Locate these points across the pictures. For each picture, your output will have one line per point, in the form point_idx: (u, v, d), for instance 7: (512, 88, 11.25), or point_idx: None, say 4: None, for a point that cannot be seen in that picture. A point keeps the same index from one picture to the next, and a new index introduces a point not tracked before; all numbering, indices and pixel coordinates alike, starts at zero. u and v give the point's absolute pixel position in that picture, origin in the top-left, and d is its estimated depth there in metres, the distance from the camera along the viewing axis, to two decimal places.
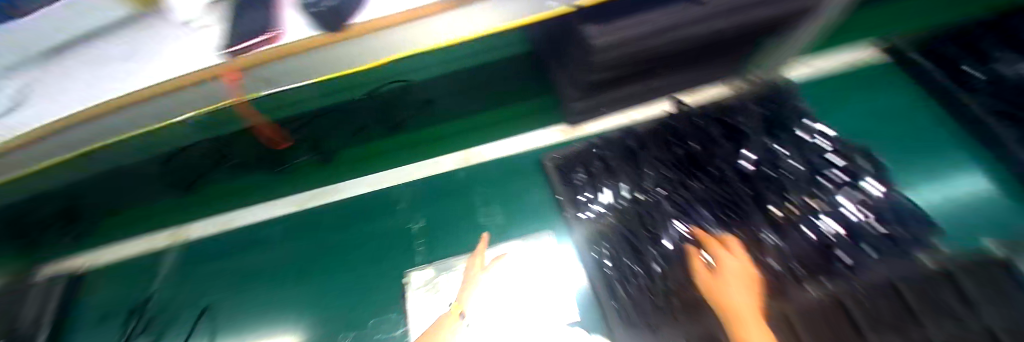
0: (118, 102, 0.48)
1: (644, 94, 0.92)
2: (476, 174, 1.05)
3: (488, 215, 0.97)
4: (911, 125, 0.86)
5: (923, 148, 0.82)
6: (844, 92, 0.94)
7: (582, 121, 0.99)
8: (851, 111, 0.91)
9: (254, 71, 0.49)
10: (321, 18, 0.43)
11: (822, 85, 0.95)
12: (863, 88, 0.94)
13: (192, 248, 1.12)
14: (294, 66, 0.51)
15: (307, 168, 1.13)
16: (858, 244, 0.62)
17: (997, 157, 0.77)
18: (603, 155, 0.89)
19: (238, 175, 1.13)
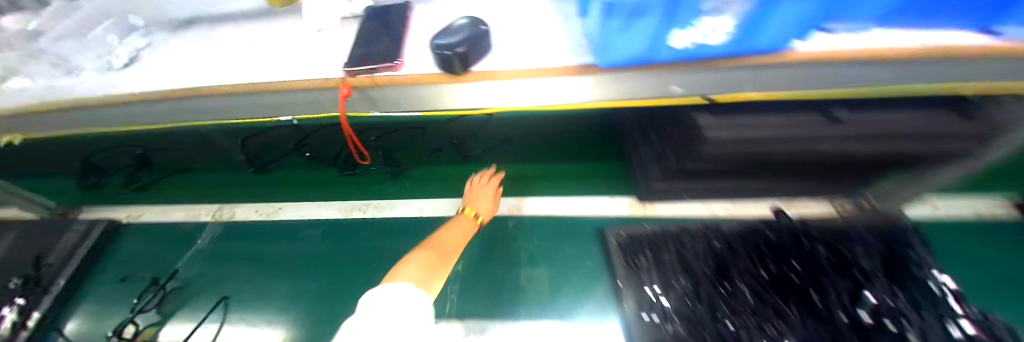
0: (278, 87, 0.58)
1: (729, 191, 0.87)
2: (526, 227, 0.98)
3: (535, 278, 0.88)
4: None
5: None
6: (973, 249, 0.83)
7: (655, 200, 0.92)
8: (973, 273, 0.80)
9: (378, 88, 0.61)
10: (449, 60, 0.55)
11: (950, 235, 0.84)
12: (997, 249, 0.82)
13: (229, 228, 1.11)
14: (421, 97, 0.65)
15: (366, 178, 1.13)
16: None
17: None
18: (681, 249, 0.81)
19: (308, 166, 1.18)
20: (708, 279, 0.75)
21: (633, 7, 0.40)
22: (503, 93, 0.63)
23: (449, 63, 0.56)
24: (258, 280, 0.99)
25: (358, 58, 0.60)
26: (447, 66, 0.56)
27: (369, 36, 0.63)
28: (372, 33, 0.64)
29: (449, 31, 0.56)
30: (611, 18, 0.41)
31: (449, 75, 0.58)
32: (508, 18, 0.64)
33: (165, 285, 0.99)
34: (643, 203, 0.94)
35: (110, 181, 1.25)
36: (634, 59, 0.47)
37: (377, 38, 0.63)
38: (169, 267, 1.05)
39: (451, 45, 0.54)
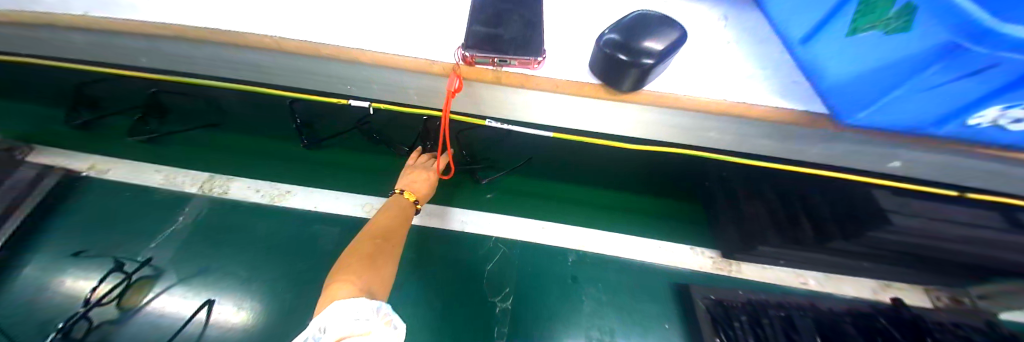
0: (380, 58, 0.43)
1: (832, 265, 0.78)
2: (590, 266, 0.84)
3: (602, 328, 0.76)
4: None
5: None
6: None
7: (744, 260, 0.82)
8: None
9: (501, 87, 0.47)
10: (615, 71, 0.40)
11: None
12: None
13: (219, 208, 0.89)
14: (547, 107, 0.50)
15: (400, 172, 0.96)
16: None
17: None
18: (785, 324, 0.69)
19: (363, 148, 0.99)
20: None
21: (981, 67, 0.30)
22: (643, 118, 0.49)
23: (612, 77, 0.41)
24: (263, 280, 0.81)
25: (488, 41, 0.43)
26: (610, 77, 0.41)
27: (497, 12, 0.46)
28: (501, 7, 0.47)
29: (629, 27, 0.40)
30: (942, 72, 0.32)
31: (608, 88, 0.44)
32: None
33: (131, 274, 0.78)
34: (728, 259, 0.83)
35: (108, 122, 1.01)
36: (889, 122, 0.39)
37: (506, 16, 0.46)
38: (140, 249, 0.83)
39: (629, 50, 0.39)
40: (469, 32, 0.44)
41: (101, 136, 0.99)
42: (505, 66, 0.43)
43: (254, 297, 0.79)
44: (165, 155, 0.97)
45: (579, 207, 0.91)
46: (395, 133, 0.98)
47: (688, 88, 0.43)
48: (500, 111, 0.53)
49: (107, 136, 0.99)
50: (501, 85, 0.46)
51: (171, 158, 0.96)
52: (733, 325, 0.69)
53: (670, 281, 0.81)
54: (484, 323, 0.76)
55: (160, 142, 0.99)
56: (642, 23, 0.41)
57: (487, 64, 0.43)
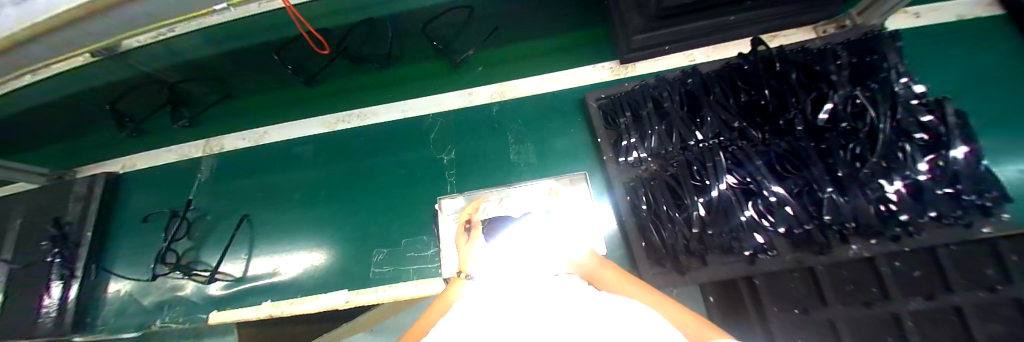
0: None
1: (711, 33, 0.83)
2: (509, 110, 0.98)
3: (525, 151, 0.93)
4: (1000, 90, 0.81)
5: (1010, 115, 0.78)
6: (940, 53, 0.86)
7: (635, 59, 0.91)
8: (943, 71, 0.84)
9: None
10: None
11: (921, 45, 0.86)
12: (966, 47, 0.85)
13: (224, 158, 1.12)
14: None
15: (352, 86, 1.08)
16: (893, 175, 0.64)
17: None
18: (656, 98, 0.82)
19: (359, 70, 1.06)
20: (680, 119, 0.78)
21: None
22: None
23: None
24: (272, 200, 1.03)
25: None
26: None
27: None
28: None
29: None
30: None
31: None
32: None
33: (186, 216, 1.05)
34: (625, 64, 0.93)
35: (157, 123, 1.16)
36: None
37: None
38: (182, 201, 1.09)
39: None
40: None
41: (156, 129, 1.18)
42: None
43: (265, 212, 1.02)
44: (201, 130, 1.15)
45: (514, 60, 1.02)
46: (372, 45, 1.00)
47: None
48: None
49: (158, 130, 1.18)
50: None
51: (213, 132, 1.15)
52: (619, 120, 0.84)
53: (579, 97, 0.95)
54: (436, 173, 0.96)
55: (199, 122, 1.15)
56: None
57: None
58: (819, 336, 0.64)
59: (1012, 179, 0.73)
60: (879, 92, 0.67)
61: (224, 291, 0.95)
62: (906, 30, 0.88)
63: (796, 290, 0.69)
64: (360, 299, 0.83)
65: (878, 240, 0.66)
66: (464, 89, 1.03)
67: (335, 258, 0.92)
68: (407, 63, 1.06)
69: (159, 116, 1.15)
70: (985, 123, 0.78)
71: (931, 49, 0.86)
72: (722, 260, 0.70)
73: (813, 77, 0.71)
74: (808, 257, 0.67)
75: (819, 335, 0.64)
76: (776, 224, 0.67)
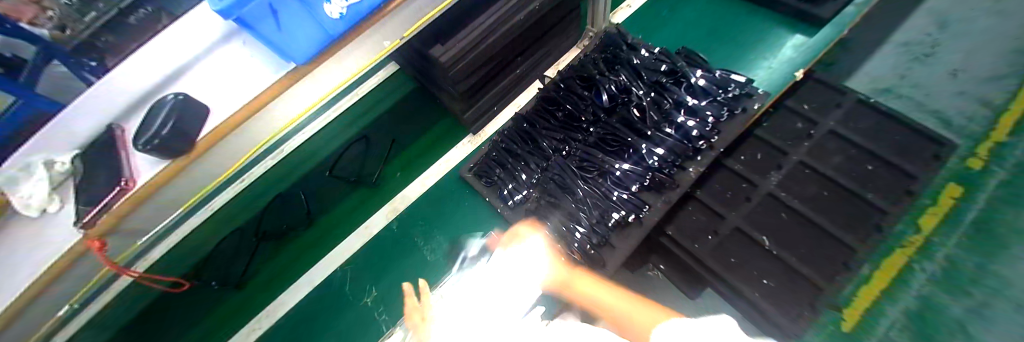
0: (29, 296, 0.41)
1: (515, 84, 1.04)
2: (408, 219, 1.04)
3: (436, 246, 0.99)
4: (702, 25, 1.15)
5: (715, 39, 1.13)
6: (656, 17, 1.18)
7: (481, 126, 1.07)
8: (666, 34, 1.16)
9: (127, 220, 0.42)
10: (169, 146, 0.37)
11: (642, 18, 1.18)
12: (668, 8, 1.19)
13: None
14: (182, 188, 0.44)
15: (259, 281, 1.02)
16: (673, 114, 0.83)
17: (746, 31, 1.13)
18: (506, 147, 0.96)
19: (281, 247, 1.05)
20: (528, 152, 0.93)
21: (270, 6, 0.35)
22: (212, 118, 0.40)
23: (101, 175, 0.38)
24: None
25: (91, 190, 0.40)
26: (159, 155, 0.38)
27: None
28: None
29: (147, 118, 0.38)
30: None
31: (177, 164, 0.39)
32: (195, 37, 0.41)
33: None
34: (477, 133, 1.08)
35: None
36: (330, 39, 0.41)
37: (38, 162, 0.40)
38: None
39: (154, 129, 0.36)
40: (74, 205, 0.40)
41: None
42: (109, 202, 0.39)
43: None
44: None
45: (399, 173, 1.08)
46: (289, 215, 1.07)
47: (228, 104, 0.40)
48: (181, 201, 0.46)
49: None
50: (124, 224, 0.43)
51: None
52: (492, 175, 0.97)
53: (456, 175, 1.06)
54: (368, 317, 0.96)
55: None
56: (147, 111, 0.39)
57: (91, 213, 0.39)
58: (743, 258, 0.83)
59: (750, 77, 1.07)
60: (622, 67, 0.89)
61: None
62: (623, 23, 1.20)
63: (710, 241, 0.86)
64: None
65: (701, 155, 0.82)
66: (362, 225, 1.05)
67: None
68: (328, 213, 1.07)
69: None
70: (711, 52, 1.12)
71: (649, 18, 1.18)
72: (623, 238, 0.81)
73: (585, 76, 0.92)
74: (699, 220, 0.89)
75: (733, 253, 0.84)
76: (631, 187, 0.82)
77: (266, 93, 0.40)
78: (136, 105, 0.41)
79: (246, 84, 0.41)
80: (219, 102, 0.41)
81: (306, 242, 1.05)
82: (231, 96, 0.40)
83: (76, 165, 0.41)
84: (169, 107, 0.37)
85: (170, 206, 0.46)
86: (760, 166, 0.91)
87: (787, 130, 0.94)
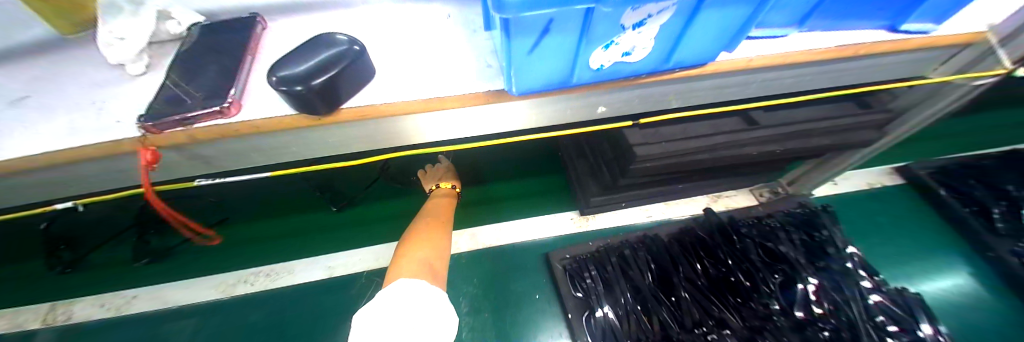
0: (93, 150, 0.39)
1: (665, 193, 0.85)
2: (465, 268, 0.85)
3: (481, 321, 0.77)
4: (927, 253, 0.88)
5: (946, 282, 0.84)
6: (864, 212, 0.94)
7: (595, 212, 0.89)
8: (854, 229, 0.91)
9: (233, 139, 0.43)
10: (310, 98, 0.38)
11: (846, 206, 0.95)
12: (880, 209, 0.95)
13: (59, 339, 0.78)
14: (336, 138, 0.47)
15: (302, 229, 0.91)
16: None
17: (998, 296, 0.82)
18: (622, 261, 0.76)
19: (387, 198, 0.96)
20: (652, 290, 0.71)
21: (545, 23, 0.32)
22: (432, 124, 0.47)
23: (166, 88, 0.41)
24: None
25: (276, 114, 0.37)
26: (303, 106, 0.39)
27: (194, 67, 0.45)
28: (202, 61, 0.45)
29: (303, 58, 0.40)
30: (554, 34, 0.33)
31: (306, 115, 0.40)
32: (419, 31, 0.51)
33: None
34: (584, 215, 0.90)
35: (100, 255, 0.88)
36: (557, 85, 0.42)
37: (205, 66, 0.44)
38: None
39: (307, 77, 0.37)
40: (201, 90, 0.41)
41: None
42: (193, 120, 0.39)
43: None
44: (96, 285, 0.85)
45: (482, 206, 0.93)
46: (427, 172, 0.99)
47: (401, 94, 0.43)
48: (309, 150, 0.49)
49: (103, 270, 0.86)
50: (225, 140, 0.43)
51: (96, 290, 0.84)
52: (584, 280, 0.75)
53: (542, 252, 0.86)
54: None
55: (84, 266, 0.87)
56: (310, 53, 0.40)
57: (215, 116, 0.39)
58: None
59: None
60: (828, 270, 0.69)
61: None
62: (824, 198, 0.96)
63: None
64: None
65: None
66: None
67: None
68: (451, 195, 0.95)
69: (114, 244, 0.90)
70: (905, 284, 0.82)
71: (856, 211, 0.94)
72: None
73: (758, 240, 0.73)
74: None
75: None
76: None
77: (456, 99, 0.43)
78: (297, 10, 0.55)
79: (452, 78, 0.44)
80: (390, 87, 0.43)
81: (369, 213, 0.94)
82: (410, 88, 0.43)
83: (189, 34, 0.49)
84: (344, 52, 0.40)
85: (299, 145, 0.47)
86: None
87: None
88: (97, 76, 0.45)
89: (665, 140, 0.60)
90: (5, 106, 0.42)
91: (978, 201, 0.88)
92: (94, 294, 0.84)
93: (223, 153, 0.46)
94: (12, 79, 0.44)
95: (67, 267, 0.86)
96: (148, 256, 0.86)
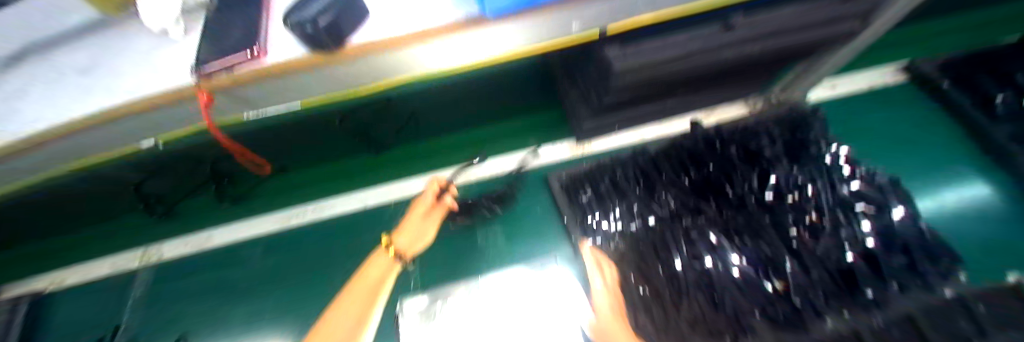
0: (161, 98, 0.48)
1: (658, 112, 0.88)
2: (476, 193, 0.96)
3: (491, 234, 0.90)
4: (918, 145, 0.89)
5: (933, 169, 0.86)
6: (859, 112, 0.95)
7: (590, 138, 0.95)
8: (851, 131, 0.93)
9: (265, 82, 0.51)
10: (320, 37, 0.46)
11: (842, 107, 0.95)
12: (877, 108, 0.95)
13: (164, 270, 0.99)
14: (343, 75, 0.55)
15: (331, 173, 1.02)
16: (842, 242, 0.66)
17: (996, 181, 0.83)
18: (613, 175, 0.84)
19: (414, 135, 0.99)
20: (639, 197, 0.80)
21: None
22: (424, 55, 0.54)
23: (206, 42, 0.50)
24: (203, 330, 0.89)
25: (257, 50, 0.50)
26: (315, 43, 0.47)
27: (221, 27, 0.53)
28: (226, 21, 0.54)
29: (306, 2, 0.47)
30: None
31: (320, 55, 0.48)
32: None
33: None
34: (581, 143, 0.96)
35: (183, 206, 1.01)
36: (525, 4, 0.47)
37: (231, 25, 0.53)
38: (112, 318, 0.95)
39: (314, 19, 0.44)
40: (233, 43, 0.50)
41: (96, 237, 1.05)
42: (235, 65, 0.48)
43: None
44: (178, 229, 1.03)
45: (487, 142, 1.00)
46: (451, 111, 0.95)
47: (392, 27, 0.49)
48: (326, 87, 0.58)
49: (194, 215, 1.02)
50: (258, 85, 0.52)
51: (178, 234, 1.03)
52: (580, 196, 0.85)
53: (542, 175, 0.96)
54: None
55: (176, 216, 1.01)
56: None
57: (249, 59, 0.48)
58: None
59: (941, 222, 0.79)
60: (804, 166, 0.74)
61: None
62: (819, 102, 0.97)
63: None
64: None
65: (852, 312, 0.61)
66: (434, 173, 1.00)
67: None
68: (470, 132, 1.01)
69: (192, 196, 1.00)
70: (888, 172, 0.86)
71: (851, 111, 0.95)
72: None
73: (740, 143, 0.78)
74: None
75: None
76: (749, 305, 0.65)
77: (437, 30, 0.48)
78: None
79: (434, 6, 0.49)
80: (382, 21, 0.50)
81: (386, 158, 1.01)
82: (400, 21, 0.49)
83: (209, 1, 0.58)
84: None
85: (319, 82, 0.56)
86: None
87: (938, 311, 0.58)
88: (147, 42, 0.54)
89: (645, 53, 0.63)
90: (83, 73, 0.52)
91: (984, 92, 0.87)
92: (177, 236, 1.03)
93: (257, 95, 0.55)
94: (82, 53, 0.54)
95: (162, 216, 1.00)
96: (228, 200, 1.00)
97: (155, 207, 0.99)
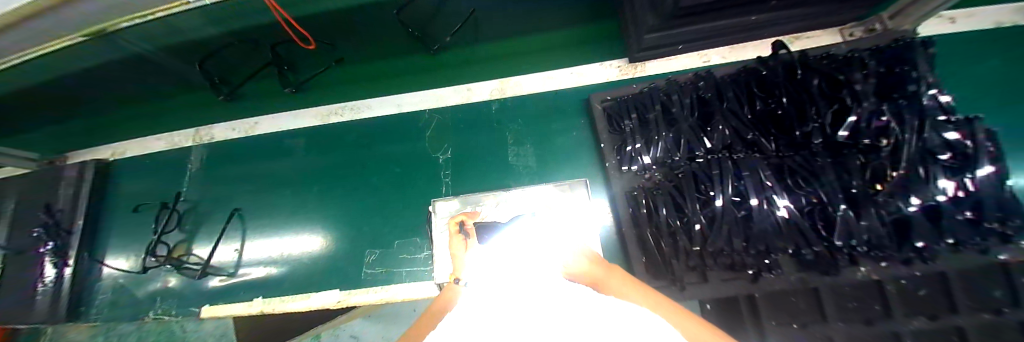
0: None
1: (731, 32, 0.78)
2: (513, 107, 0.92)
3: (526, 151, 0.88)
4: None
5: None
6: (981, 55, 0.81)
7: (646, 58, 0.87)
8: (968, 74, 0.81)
9: None
10: None
11: (960, 46, 0.82)
12: (1004, 52, 0.81)
13: (215, 150, 1.05)
14: None
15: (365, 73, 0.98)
16: (906, 198, 0.61)
17: None
18: (664, 101, 0.77)
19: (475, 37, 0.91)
20: (691, 127, 0.74)
21: None
22: None
23: None
24: (252, 209, 0.97)
25: None
26: None
27: None
28: None
29: None
30: None
31: None
32: None
33: (176, 207, 1.00)
34: (633, 63, 0.88)
35: (246, 89, 1.01)
36: None
37: None
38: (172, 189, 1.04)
39: None
40: None
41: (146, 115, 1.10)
42: None
43: (243, 219, 0.96)
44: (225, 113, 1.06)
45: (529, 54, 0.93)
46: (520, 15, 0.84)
47: None
48: None
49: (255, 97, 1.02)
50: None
51: (226, 119, 1.07)
52: (623, 123, 0.80)
53: (583, 97, 0.90)
54: (431, 171, 0.90)
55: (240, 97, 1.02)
56: None
57: None
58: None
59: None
60: (894, 106, 0.65)
61: (223, 283, 0.91)
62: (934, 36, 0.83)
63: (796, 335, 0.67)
64: (274, 308, 0.85)
65: (889, 262, 0.64)
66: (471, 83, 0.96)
67: (335, 236, 0.88)
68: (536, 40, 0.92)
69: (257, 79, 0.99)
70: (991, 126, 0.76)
71: (972, 53, 0.82)
72: (725, 282, 0.68)
73: (824, 76, 0.68)
74: (798, 312, 0.68)
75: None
76: (783, 245, 0.64)
77: None
78: None
79: None
80: None
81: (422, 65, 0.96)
82: None
83: None
84: None
85: None
86: (920, 305, 0.64)
87: (977, 273, 0.63)
88: None
89: None
90: None
91: None
92: (225, 120, 1.07)
93: None
94: None
95: (229, 97, 1.01)
96: (290, 86, 0.99)
97: (222, 89, 0.99)
